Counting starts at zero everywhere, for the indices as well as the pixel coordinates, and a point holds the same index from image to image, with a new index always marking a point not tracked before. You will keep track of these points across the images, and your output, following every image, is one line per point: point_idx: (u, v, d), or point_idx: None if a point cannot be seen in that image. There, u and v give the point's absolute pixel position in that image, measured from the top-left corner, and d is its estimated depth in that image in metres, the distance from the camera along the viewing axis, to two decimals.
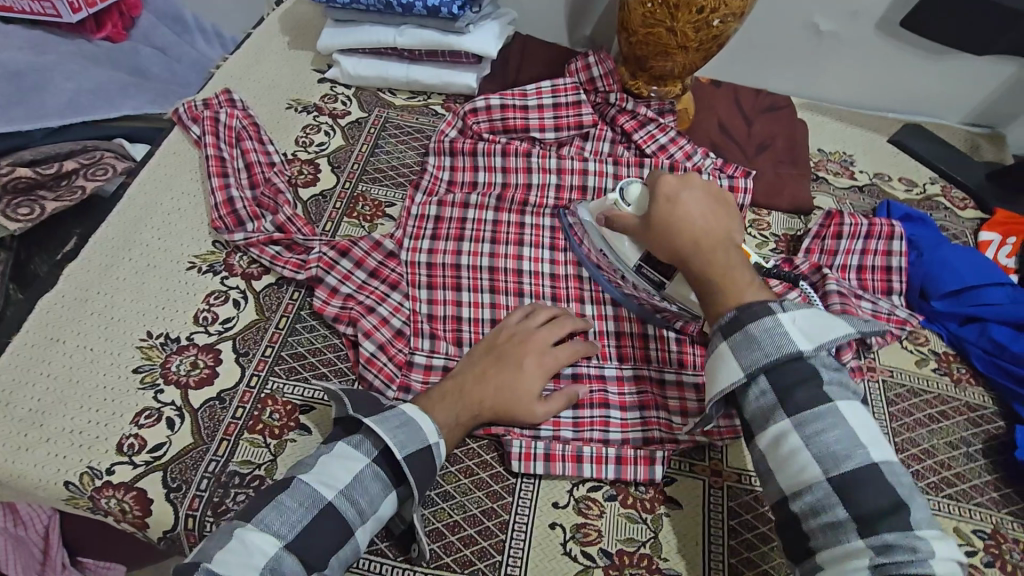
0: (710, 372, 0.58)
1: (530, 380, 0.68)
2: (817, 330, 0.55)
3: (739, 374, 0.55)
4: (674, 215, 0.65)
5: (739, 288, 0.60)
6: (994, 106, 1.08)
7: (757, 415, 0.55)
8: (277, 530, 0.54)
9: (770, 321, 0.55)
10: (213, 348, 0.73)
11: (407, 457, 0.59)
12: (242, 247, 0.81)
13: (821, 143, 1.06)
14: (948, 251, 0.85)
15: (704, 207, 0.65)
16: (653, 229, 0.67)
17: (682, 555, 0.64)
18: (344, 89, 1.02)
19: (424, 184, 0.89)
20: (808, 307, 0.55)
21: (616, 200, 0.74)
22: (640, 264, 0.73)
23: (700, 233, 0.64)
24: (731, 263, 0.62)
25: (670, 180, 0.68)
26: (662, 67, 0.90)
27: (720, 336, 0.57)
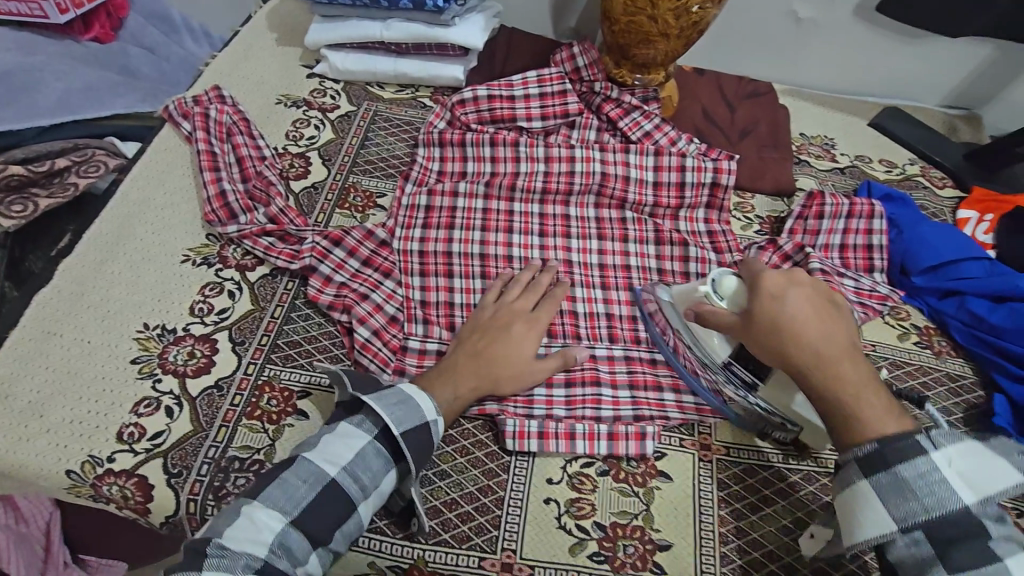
0: (849, 516, 0.51)
1: (521, 354, 0.71)
2: (979, 478, 0.48)
3: (888, 525, 0.49)
4: (784, 314, 0.59)
5: (875, 415, 0.52)
6: (970, 88, 1.11)
7: (908, 563, 0.48)
8: (283, 506, 0.56)
9: (923, 464, 0.48)
10: (210, 338, 0.74)
11: (405, 433, 0.61)
12: (236, 239, 0.82)
13: (803, 127, 1.08)
14: (926, 228, 0.88)
15: (816, 310, 0.59)
16: (756, 328, 0.61)
17: (674, 526, 0.66)
18: (333, 84, 1.04)
19: (414, 174, 0.90)
20: (967, 445, 0.49)
21: (706, 293, 0.69)
22: (730, 360, 0.68)
23: (817, 342, 0.57)
24: (859, 381, 0.54)
25: (774, 277, 0.62)
26: (645, 55, 0.91)
27: (858, 472, 0.51)
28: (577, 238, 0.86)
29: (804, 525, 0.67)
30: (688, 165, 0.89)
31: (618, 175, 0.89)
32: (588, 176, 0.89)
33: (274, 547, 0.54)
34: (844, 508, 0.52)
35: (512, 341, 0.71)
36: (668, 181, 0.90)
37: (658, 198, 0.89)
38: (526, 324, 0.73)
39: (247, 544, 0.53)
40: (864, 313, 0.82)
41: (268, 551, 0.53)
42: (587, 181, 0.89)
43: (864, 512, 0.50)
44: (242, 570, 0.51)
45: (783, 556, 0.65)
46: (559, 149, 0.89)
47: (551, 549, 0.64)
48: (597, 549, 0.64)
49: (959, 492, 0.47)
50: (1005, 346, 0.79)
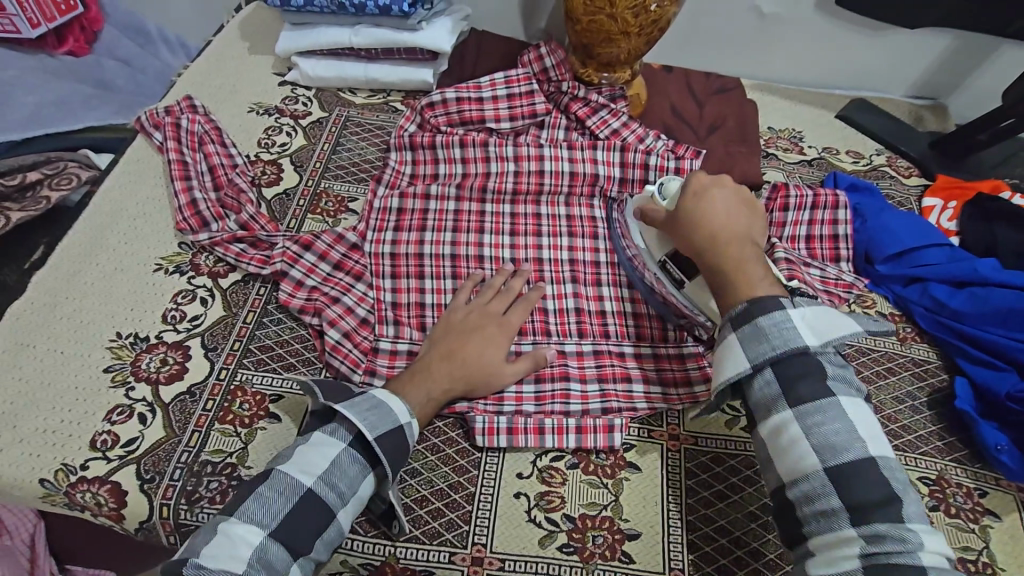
0: (717, 361, 0.60)
1: (488, 354, 0.72)
2: (824, 328, 0.58)
3: (742, 363, 0.58)
4: (701, 208, 0.69)
5: (749, 282, 0.63)
6: (934, 78, 1.13)
7: (761, 403, 0.57)
8: (260, 520, 0.56)
9: (779, 316, 0.58)
10: (183, 344, 0.75)
11: (379, 439, 0.61)
12: (208, 247, 0.83)
13: (771, 121, 1.10)
14: (888, 216, 0.90)
15: (727, 205, 0.69)
16: (677, 219, 0.71)
17: (642, 516, 0.67)
18: (305, 91, 1.05)
19: (386, 177, 0.91)
20: (813, 306, 0.59)
21: (653, 193, 0.77)
22: (665, 259, 0.75)
23: (721, 229, 0.67)
24: (747, 258, 0.65)
25: (702, 178, 0.71)
26: (608, 54, 0.93)
27: (730, 329, 0.60)
28: (546, 236, 0.88)
29: (769, 511, 0.68)
30: (654, 161, 0.91)
31: (587, 172, 0.90)
32: (556, 174, 0.90)
33: (254, 562, 0.54)
34: (717, 362, 0.60)
35: (481, 343, 0.73)
36: (634, 177, 0.91)
37: (626, 194, 0.91)
38: (494, 325, 0.75)
39: (225, 563, 0.53)
40: (830, 300, 0.84)
41: (247, 567, 0.53)
42: (556, 180, 0.90)
43: (729, 363, 0.59)
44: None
45: (749, 542, 0.66)
46: (527, 149, 0.90)
47: (522, 542, 0.65)
48: (566, 541, 0.65)
49: (805, 336, 0.58)
50: (965, 330, 0.81)
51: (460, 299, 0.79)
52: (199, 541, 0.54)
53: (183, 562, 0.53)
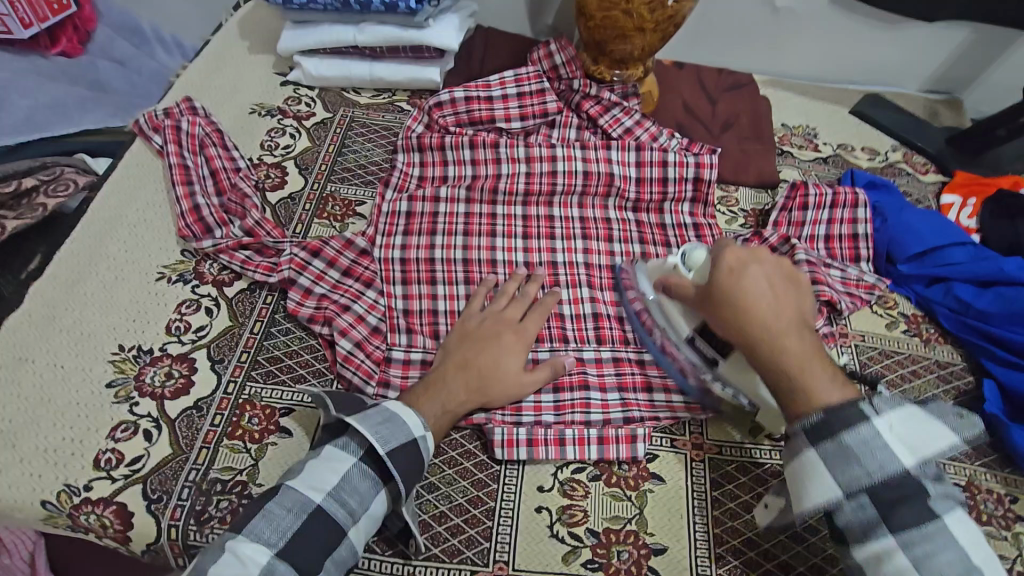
0: (795, 482, 0.53)
1: (508, 363, 0.70)
2: (916, 440, 0.51)
3: (831, 489, 0.51)
4: (743, 290, 0.58)
5: (819, 389, 0.53)
6: (949, 72, 1.11)
7: (855, 527, 0.51)
8: (268, 539, 0.54)
9: (867, 431, 0.50)
10: (189, 357, 0.72)
11: (391, 452, 0.59)
12: (212, 254, 0.80)
13: (785, 117, 1.07)
14: (909, 215, 0.88)
15: (772, 286, 0.58)
16: (715, 303, 0.60)
17: (667, 529, 0.65)
18: (308, 91, 1.02)
19: (394, 180, 0.89)
20: (902, 410, 0.51)
21: (677, 264, 0.70)
22: (694, 335, 0.69)
23: (771, 318, 0.56)
24: (807, 356, 0.54)
25: (736, 251, 0.61)
26: (621, 50, 0.90)
27: (806, 442, 0.52)
28: (561, 239, 0.85)
29: (798, 522, 0.66)
30: (670, 160, 0.88)
31: (601, 172, 0.88)
32: (570, 175, 0.87)
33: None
34: (793, 476, 0.54)
35: (499, 350, 0.70)
36: (650, 177, 0.89)
37: (640, 194, 0.88)
38: (512, 333, 0.72)
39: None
40: (851, 303, 0.82)
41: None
42: (569, 181, 0.88)
43: (813, 483, 0.52)
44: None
45: (779, 555, 0.64)
46: (539, 149, 0.88)
47: (545, 559, 0.63)
48: (590, 556, 0.63)
49: (901, 456, 0.50)
50: (992, 331, 0.79)
51: (473, 307, 0.76)
52: (203, 560, 0.52)
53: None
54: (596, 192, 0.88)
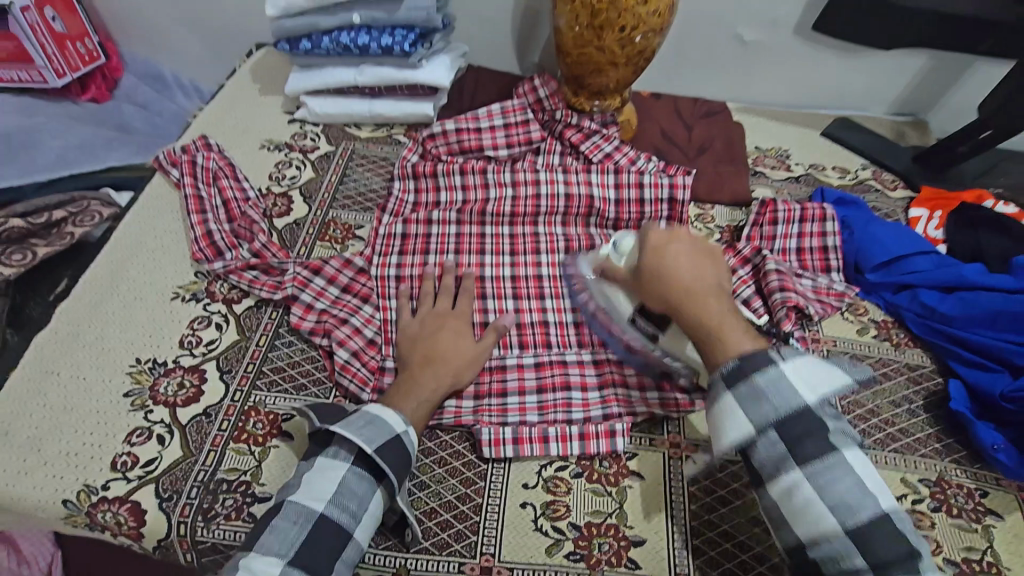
0: (717, 423, 0.58)
1: (462, 343, 0.77)
2: (816, 381, 0.57)
3: (745, 426, 0.56)
4: (665, 265, 0.65)
5: (733, 342, 0.60)
6: (913, 96, 1.18)
7: (768, 464, 0.55)
8: (278, 551, 0.58)
9: (773, 372, 0.56)
10: (199, 368, 0.78)
11: (378, 451, 0.64)
12: (222, 275, 0.87)
13: (759, 141, 1.14)
14: (875, 227, 0.93)
15: (690, 259, 0.66)
16: (643, 281, 0.67)
17: (647, 523, 0.69)
18: (313, 127, 1.11)
19: (390, 206, 0.96)
20: (804, 357, 0.58)
21: (609, 253, 0.79)
22: (634, 315, 0.74)
23: (690, 285, 0.63)
24: (723, 314, 0.62)
25: (658, 233, 0.69)
26: (598, 83, 0.98)
27: (724, 387, 0.58)
28: (545, 254, 0.92)
29: None
30: (646, 182, 0.95)
31: (582, 194, 0.94)
32: (553, 197, 0.94)
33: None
34: (712, 419, 0.59)
35: (450, 336, 0.78)
36: (628, 197, 0.95)
37: (620, 214, 0.95)
38: (455, 320, 0.80)
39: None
40: (822, 309, 0.87)
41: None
42: (553, 203, 0.94)
43: (728, 420, 0.57)
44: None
45: (753, 546, 0.67)
46: (524, 173, 0.95)
47: (529, 551, 0.66)
48: (572, 548, 0.66)
49: (803, 393, 0.56)
50: (957, 334, 0.83)
51: (405, 315, 0.81)
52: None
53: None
54: (578, 213, 0.95)
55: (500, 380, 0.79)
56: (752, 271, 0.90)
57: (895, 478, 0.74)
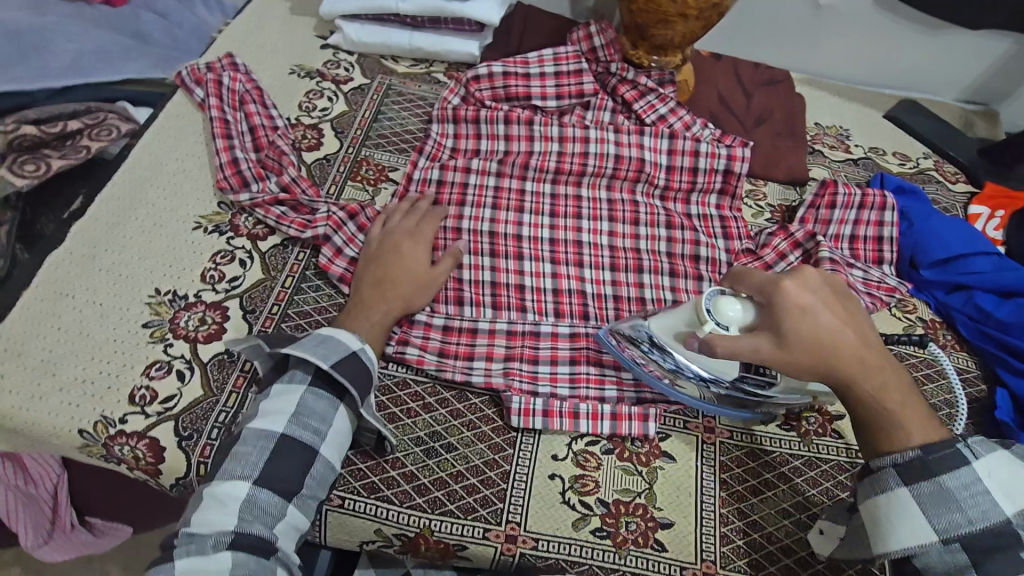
0: (884, 521, 0.55)
1: (415, 263, 0.75)
2: (1015, 487, 0.53)
3: (925, 532, 0.53)
4: (822, 331, 0.58)
5: (908, 421, 0.57)
6: (987, 83, 1.11)
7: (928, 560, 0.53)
8: (242, 474, 0.58)
9: (966, 474, 0.53)
10: (221, 305, 0.74)
11: (333, 365, 0.63)
12: (248, 208, 0.82)
13: (819, 117, 1.07)
14: (938, 222, 0.88)
15: (837, 318, 0.60)
16: (801, 351, 0.58)
17: (676, 506, 0.67)
18: (347, 55, 1.03)
19: (428, 149, 0.91)
20: (1002, 457, 0.54)
21: (712, 326, 0.62)
22: (743, 374, 0.67)
23: (851, 353, 0.58)
24: (894, 384, 0.58)
25: (794, 291, 0.60)
26: (663, 36, 0.90)
27: (896, 479, 0.55)
28: (588, 219, 0.87)
29: (802, 509, 0.68)
30: (702, 151, 0.89)
31: (633, 157, 0.89)
32: (601, 158, 0.89)
33: (246, 513, 0.57)
34: (877, 517, 0.56)
35: (402, 254, 0.75)
36: (681, 165, 0.90)
37: (670, 182, 0.90)
38: (414, 238, 0.77)
39: (211, 526, 0.56)
40: (872, 303, 0.82)
41: (239, 520, 0.56)
42: (600, 164, 0.89)
43: (902, 521, 0.54)
44: (213, 549, 0.55)
45: (782, 538, 0.66)
46: (573, 129, 0.90)
47: (555, 523, 0.65)
48: (599, 525, 0.65)
49: (1001, 502, 0.52)
50: (1010, 342, 0.79)
51: (374, 234, 0.78)
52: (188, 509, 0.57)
53: (182, 527, 0.57)
54: (626, 176, 0.90)
55: (532, 346, 0.76)
56: (802, 256, 0.85)
57: None
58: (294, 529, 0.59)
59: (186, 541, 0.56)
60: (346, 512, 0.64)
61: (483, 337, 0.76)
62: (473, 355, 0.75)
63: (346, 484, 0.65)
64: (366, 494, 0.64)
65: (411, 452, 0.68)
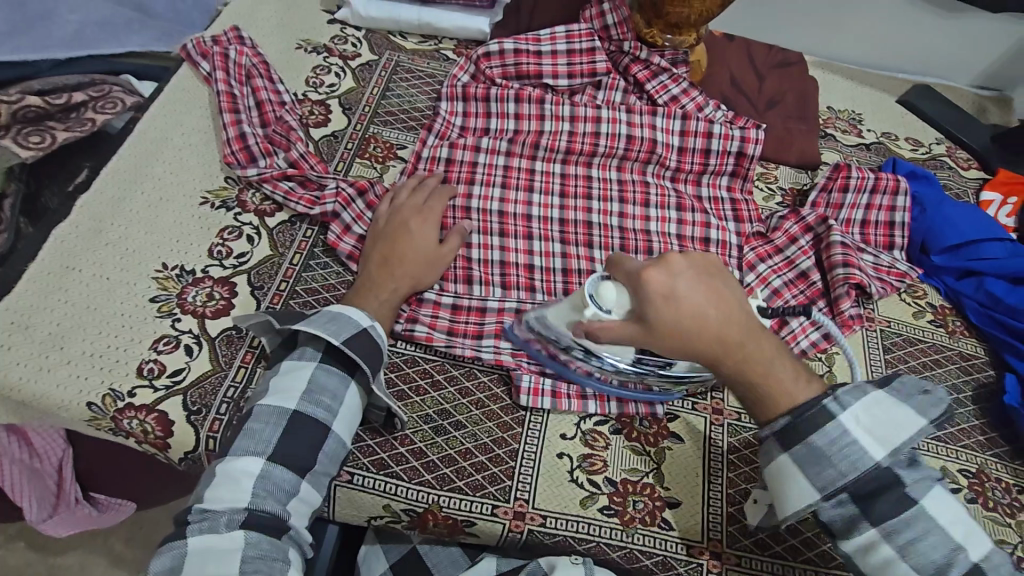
0: (778, 488, 0.59)
1: (425, 242, 0.75)
2: (880, 429, 0.56)
3: (809, 493, 0.57)
4: (685, 316, 0.58)
5: (784, 388, 0.59)
6: (1003, 69, 1.09)
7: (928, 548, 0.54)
8: (255, 450, 0.59)
9: (833, 430, 0.56)
10: (229, 281, 0.74)
11: (344, 342, 0.63)
12: (255, 183, 0.81)
13: (832, 100, 1.05)
14: (950, 208, 0.87)
15: (702, 297, 0.59)
16: (666, 337, 0.59)
17: (684, 486, 0.67)
18: (354, 31, 1.01)
19: (437, 127, 0.90)
20: (863, 403, 0.57)
21: (592, 311, 0.61)
22: (639, 356, 0.64)
23: (716, 330, 0.58)
24: (764, 353, 0.59)
25: (656, 275, 0.59)
26: (678, 14, 0.89)
27: (778, 448, 0.58)
28: (597, 200, 0.86)
29: None
30: (715, 133, 0.88)
31: (644, 137, 0.88)
32: (612, 138, 0.88)
33: (259, 490, 0.57)
34: (771, 484, 0.59)
35: (410, 232, 0.75)
36: (693, 147, 0.89)
37: (681, 163, 0.89)
38: (425, 212, 0.77)
39: (224, 502, 0.56)
40: (883, 288, 0.82)
41: (252, 496, 0.57)
42: (611, 144, 0.88)
43: (789, 484, 0.58)
44: (226, 526, 0.55)
45: None
46: (585, 108, 0.89)
47: (563, 501, 0.65)
48: (607, 503, 0.65)
49: (871, 450, 0.56)
50: (1019, 328, 0.79)
51: (382, 211, 0.78)
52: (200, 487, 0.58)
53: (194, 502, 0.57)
54: (637, 157, 0.89)
55: None
56: (813, 240, 0.85)
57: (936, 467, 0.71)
58: (307, 504, 0.60)
59: (200, 516, 0.56)
60: (354, 488, 0.64)
61: (491, 315, 0.76)
62: (482, 333, 0.74)
63: (355, 460, 0.65)
64: (375, 470, 0.65)
65: (420, 429, 0.67)
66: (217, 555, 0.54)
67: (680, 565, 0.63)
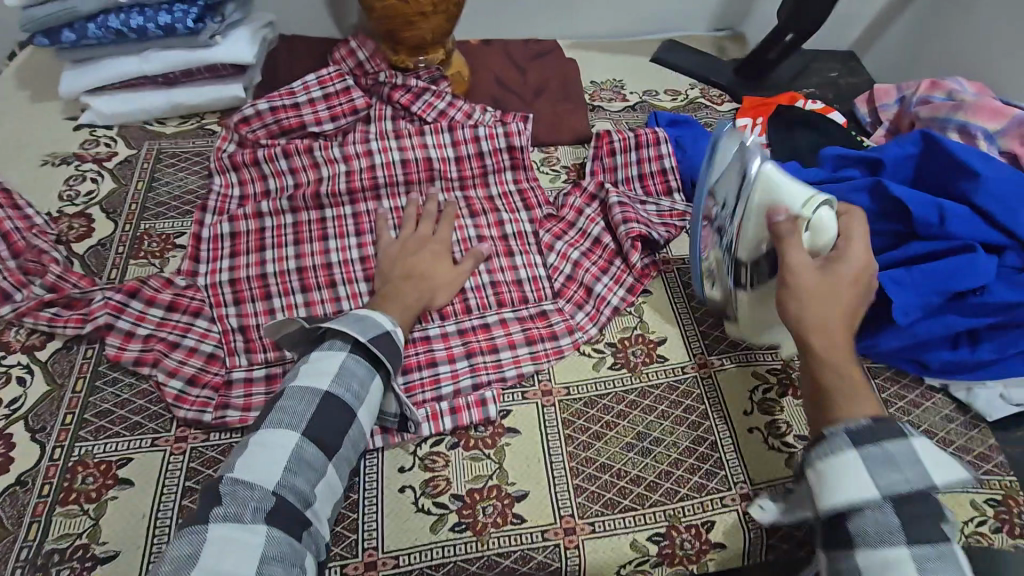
0: (829, 476, 0.51)
1: (442, 265, 0.81)
2: (940, 466, 0.51)
3: (867, 490, 0.50)
4: (849, 283, 0.61)
5: (863, 398, 0.55)
6: (727, 10, 1.23)
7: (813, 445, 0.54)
8: (291, 424, 0.59)
9: (906, 445, 0.51)
10: (3, 434, 0.67)
11: (371, 339, 0.66)
12: (15, 321, 0.75)
13: (593, 75, 1.14)
14: (705, 144, 0.96)
15: (863, 294, 0.62)
16: (803, 283, 0.60)
17: (526, 475, 0.69)
18: (105, 130, 0.96)
19: (212, 204, 0.87)
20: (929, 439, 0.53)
21: (805, 214, 0.69)
22: (745, 264, 0.73)
23: (850, 316, 0.60)
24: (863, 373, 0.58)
25: (861, 252, 0.64)
26: (414, 37, 0.94)
27: (847, 441, 0.52)
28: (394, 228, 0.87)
29: (644, 438, 0.73)
30: (481, 135, 0.92)
31: (419, 158, 0.91)
32: (388, 166, 0.90)
33: None
34: (824, 474, 0.52)
35: (429, 257, 0.81)
36: (467, 154, 0.92)
37: (462, 171, 0.92)
38: (436, 241, 0.83)
39: (257, 476, 0.56)
40: (667, 231, 0.89)
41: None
42: (390, 173, 0.90)
43: (846, 475, 0.51)
44: (252, 514, 0.54)
45: (629, 471, 0.70)
46: (354, 146, 0.89)
47: (413, 534, 0.65)
48: (457, 520, 0.66)
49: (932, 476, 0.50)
50: None
51: (385, 241, 0.84)
52: (231, 457, 0.58)
53: (222, 476, 0.56)
54: (419, 178, 0.91)
55: None
56: (599, 207, 0.90)
57: (745, 372, 0.78)
58: (331, 490, 0.60)
59: (229, 488, 0.55)
60: None
61: None
62: None
63: None
64: None
65: None
66: (235, 546, 0.52)
67: (539, 553, 0.65)
